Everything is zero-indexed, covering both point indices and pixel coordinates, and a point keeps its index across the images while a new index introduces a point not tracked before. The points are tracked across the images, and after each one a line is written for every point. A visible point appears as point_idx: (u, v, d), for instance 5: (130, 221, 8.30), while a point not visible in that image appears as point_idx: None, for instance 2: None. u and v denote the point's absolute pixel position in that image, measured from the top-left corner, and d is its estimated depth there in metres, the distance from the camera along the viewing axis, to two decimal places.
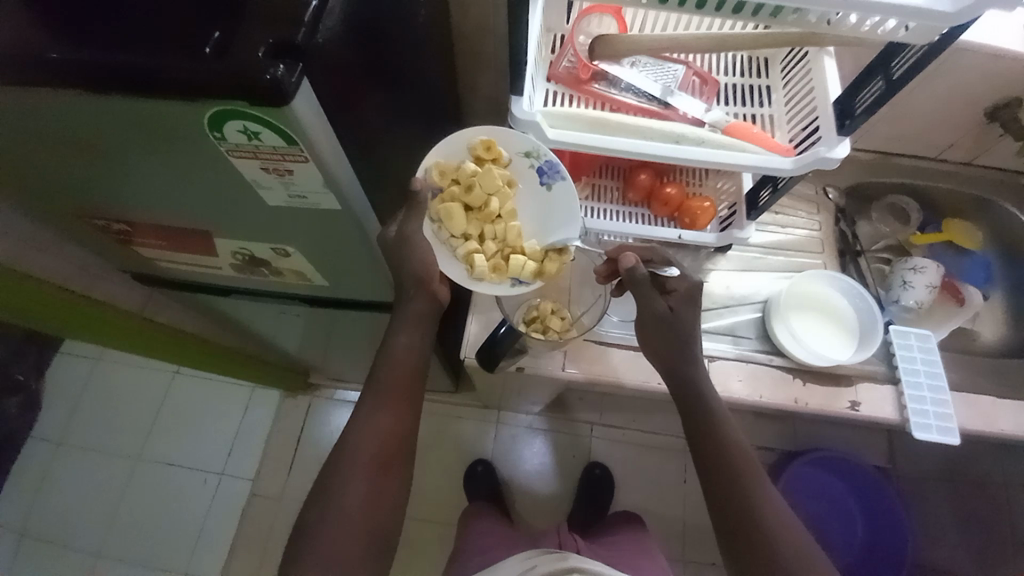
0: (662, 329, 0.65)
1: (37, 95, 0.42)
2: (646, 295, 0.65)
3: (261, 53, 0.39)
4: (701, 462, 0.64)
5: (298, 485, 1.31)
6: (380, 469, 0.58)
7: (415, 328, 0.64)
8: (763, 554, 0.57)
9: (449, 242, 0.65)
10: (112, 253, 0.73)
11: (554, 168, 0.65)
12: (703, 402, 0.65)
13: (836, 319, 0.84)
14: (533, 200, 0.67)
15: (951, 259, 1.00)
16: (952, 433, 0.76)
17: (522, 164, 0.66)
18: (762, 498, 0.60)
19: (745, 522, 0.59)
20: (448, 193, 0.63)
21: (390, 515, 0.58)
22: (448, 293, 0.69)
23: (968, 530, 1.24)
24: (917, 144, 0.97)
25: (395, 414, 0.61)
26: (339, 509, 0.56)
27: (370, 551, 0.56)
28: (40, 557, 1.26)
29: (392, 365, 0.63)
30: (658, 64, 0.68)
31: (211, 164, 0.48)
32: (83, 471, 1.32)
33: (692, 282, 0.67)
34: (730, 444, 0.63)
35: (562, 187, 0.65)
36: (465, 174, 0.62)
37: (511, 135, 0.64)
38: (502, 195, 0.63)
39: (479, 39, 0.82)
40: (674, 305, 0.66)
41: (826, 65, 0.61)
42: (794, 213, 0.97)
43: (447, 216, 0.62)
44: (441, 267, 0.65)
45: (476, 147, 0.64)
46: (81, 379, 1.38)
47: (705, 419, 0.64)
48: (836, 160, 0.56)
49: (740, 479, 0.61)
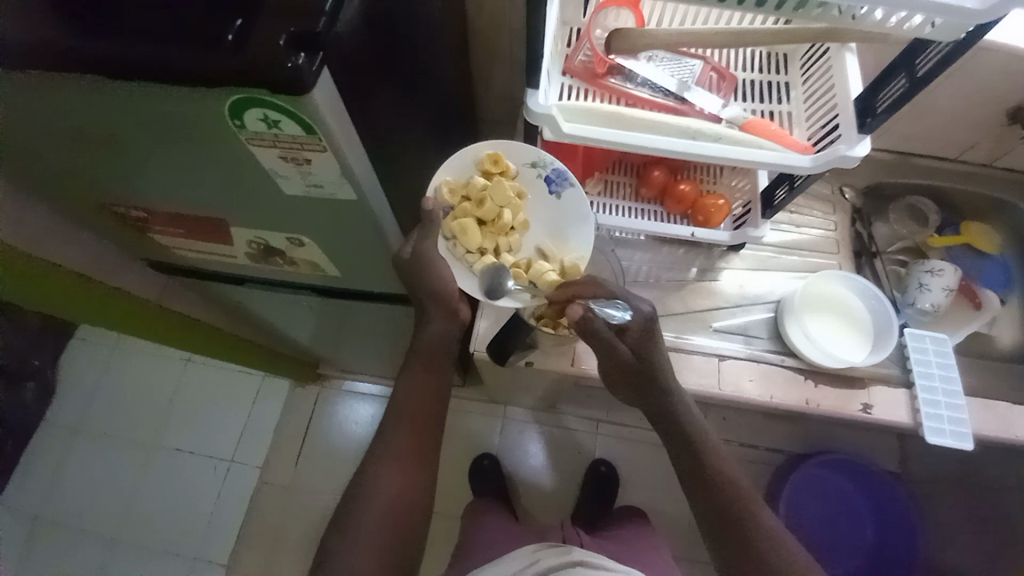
0: (624, 369, 0.62)
1: (61, 80, 0.43)
2: (605, 346, 0.59)
3: (283, 42, 0.40)
4: (682, 470, 0.65)
5: (308, 475, 1.33)
6: (405, 469, 0.61)
7: (439, 345, 0.66)
8: (749, 554, 0.60)
9: (464, 258, 0.65)
10: (129, 241, 0.75)
11: (561, 176, 0.68)
12: (677, 410, 0.64)
13: (850, 321, 0.83)
14: (544, 208, 0.68)
15: (969, 261, 0.98)
16: (966, 438, 0.75)
17: (529, 174, 0.68)
18: (747, 500, 0.62)
19: (731, 524, 0.61)
20: (460, 209, 0.63)
21: (416, 512, 0.61)
22: (470, 310, 0.69)
23: (980, 534, 1.23)
24: (938, 143, 0.95)
25: (418, 418, 0.64)
26: (366, 501, 0.60)
27: (388, 543, 0.58)
28: (54, 540, 1.28)
29: (415, 377, 0.65)
30: (675, 59, 0.68)
31: (230, 152, 0.48)
32: (97, 456, 1.35)
33: (644, 316, 0.59)
34: (707, 449, 0.64)
35: (572, 193, 0.67)
36: (475, 189, 0.63)
37: (519, 149, 0.68)
38: (514, 207, 0.64)
39: (494, 34, 0.82)
40: (632, 347, 0.60)
41: (848, 61, 0.60)
42: (809, 212, 0.95)
43: (461, 232, 0.63)
44: (460, 285, 0.65)
45: (483, 162, 0.66)
46: (94, 367, 1.40)
47: (682, 426, 0.64)
48: (856, 158, 0.55)
49: (723, 486, 0.62)
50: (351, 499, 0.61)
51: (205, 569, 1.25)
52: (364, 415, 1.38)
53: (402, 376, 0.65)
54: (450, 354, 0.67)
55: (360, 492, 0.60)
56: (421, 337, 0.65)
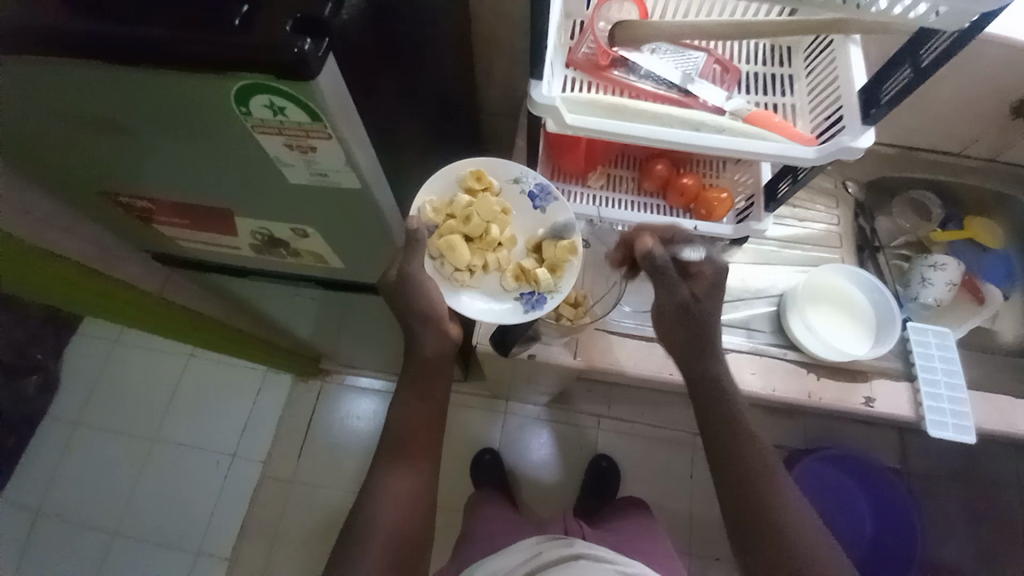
0: (687, 321, 0.65)
1: (68, 65, 0.43)
2: (670, 286, 0.64)
3: (288, 27, 0.40)
4: (714, 455, 0.64)
5: (310, 470, 1.33)
6: (408, 464, 0.62)
7: (433, 361, 0.66)
8: (776, 545, 0.57)
9: (453, 276, 0.66)
10: (132, 231, 0.75)
11: (545, 191, 0.70)
12: (721, 392, 0.65)
13: (851, 313, 0.83)
14: (528, 224, 0.71)
15: (971, 255, 0.98)
16: (968, 432, 0.75)
17: (513, 191, 0.71)
18: (773, 491, 0.60)
19: (757, 512, 0.59)
20: (446, 227, 0.65)
21: (422, 510, 0.62)
22: (458, 329, 0.69)
23: (979, 530, 1.23)
24: (940, 137, 0.95)
25: (418, 423, 0.65)
26: (375, 497, 0.61)
27: (393, 521, 0.59)
28: (54, 536, 1.28)
29: (410, 387, 0.66)
30: (679, 50, 0.68)
31: (237, 141, 0.48)
32: (98, 450, 1.35)
33: (717, 267, 0.65)
34: (742, 436, 0.63)
35: (555, 207, 0.70)
36: (460, 206, 0.65)
37: (500, 165, 0.70)
38: (500, 221, 0.67)
39: (497, 26, 0.82)
40: (697, 294, 0.65)
41: (852, 53, 0.60)
42: (812, 206, 0.95)
43: (449, 249, 0.64)
44: (450, 305, 0.66)
45: (466, 179, 0.68)
46: (94, 362, 1.40)
47: (721, 409, 0.64)
48: (860, 149, 0.55)
49: (752, 474, 0.61)
50: (360, 499, 0.62)
51: (207, 563, 1.26)
52: (366, 410, 1.38)
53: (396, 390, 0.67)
54: (445, 370, 0.68)
55: (369, 491, 0.61)
56: (414, 344, 0.67)
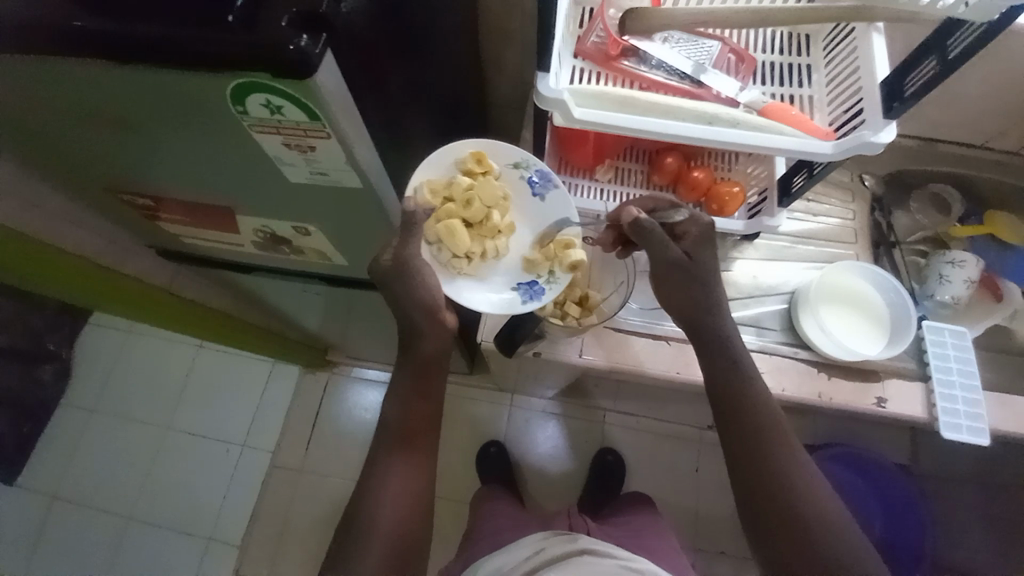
0: (682, 278, 0.61)
1: (60, 62, 0.42)
2: (661, 246, 0.60)
3: (284, 23, 0.38)
4: (730, 441, 0.62)
5: (320, 459, 1.35)
6: (409, 464, 0.63)
7: (432, 359, 0.66)
8: (805, 548, 0.56)
9: (451, 262, 0.65)
10: (138, 227, 0.74)
11: (545, 178, 0.69)
12: (741, 391, 0.62)
13: (867, 313, 0.81)
14: (529, 215, 0.70)
15: (993, 253, 0.92)
16: (983, 434, 0.73)
17: (512, 176, 0.69)
18: (803, 493, 0.58)
19: (785, 516, 0.58)
20: (444, 210, 0.64)
21: (421, 506, 0.62)
22: (455, 319, 0.68)
23: (992, 531, 1.21)
24: (965, 129, 0.92)
25: (418, 423, 0.65)
26: (377, 495, 0.61)
27: (398, 518, 0.60)
28: (69, 520, 1.31)
29: (411, 387, 0.65)
30: (692, 39, 0.65)
31: (236, 139, 0.48)
32: (112, 437, 1.38)
33: (705, 221, 0.62)
34: (767, 441, 0.60)
35: (555, 195, 0.68)
36: (460, 189, 0.64)
37: (501, 150, 0.68)
38: (501, 208, 0.66)
39: (505, 13, 0.79)
40: (689, 250, 0.62)
41: (874, 43, 0.58)
42: (828, 200, 0.93)
43: (448, 234, 0.62)
44: (450, 295, 0.65)
45: (466, 161, 0.66)
46: (108, 351, 1.43)
47: (742, 413, 0.62)
48: (881, 145, 0.53)
49: (775, 476, 0.59)
50: (361, 500, 0.62)
51: (218, 549, 1.29)
52: (372, 401, 1.39)
53: (396, 388, 0.66)
54: (443, 365, 0.67)
55: (370, 492, 0.61)
56: (414, 345, 0.65)
